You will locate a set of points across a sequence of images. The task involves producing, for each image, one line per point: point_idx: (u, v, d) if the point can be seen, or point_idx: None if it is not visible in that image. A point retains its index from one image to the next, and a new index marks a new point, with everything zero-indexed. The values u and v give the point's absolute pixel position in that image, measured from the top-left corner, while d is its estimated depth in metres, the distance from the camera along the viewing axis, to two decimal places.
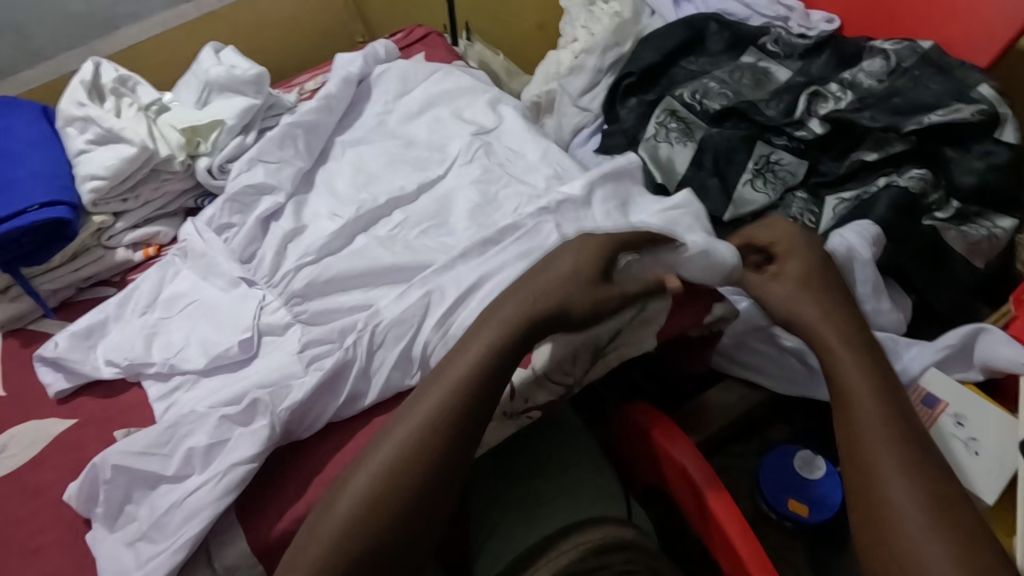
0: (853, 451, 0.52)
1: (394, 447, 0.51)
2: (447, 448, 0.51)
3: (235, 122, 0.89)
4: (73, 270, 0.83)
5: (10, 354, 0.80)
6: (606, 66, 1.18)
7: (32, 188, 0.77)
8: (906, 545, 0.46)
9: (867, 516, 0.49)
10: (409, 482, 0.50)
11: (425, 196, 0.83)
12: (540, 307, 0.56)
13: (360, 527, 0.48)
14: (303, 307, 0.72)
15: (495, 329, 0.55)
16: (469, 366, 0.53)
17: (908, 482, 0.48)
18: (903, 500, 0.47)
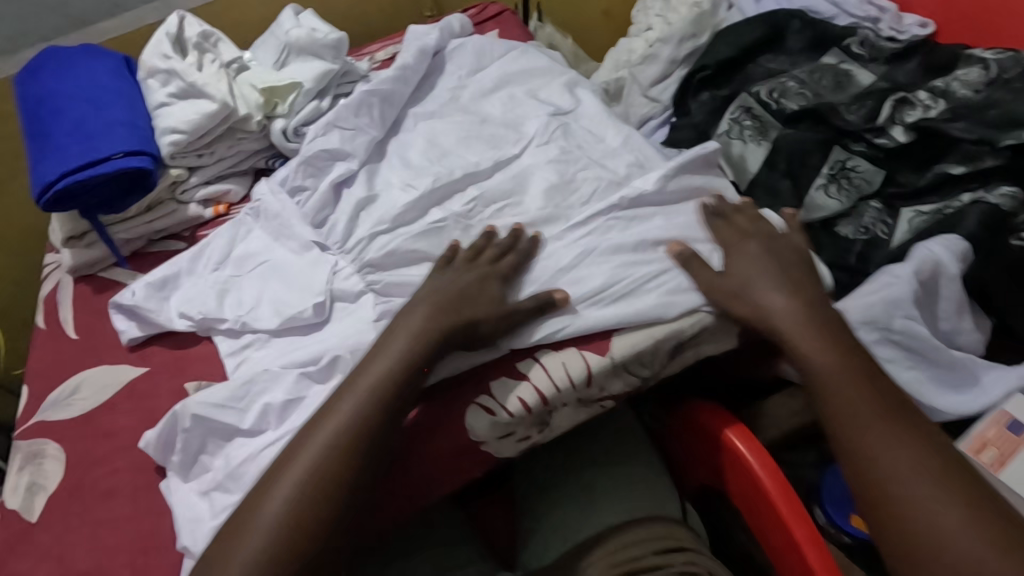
0: (850, 455, 0.54)
1: (337, 419, 0.55)
2: (372, 419, 0.55)
3: (312, 86, 0.89)
4: (147, 221, 0.84)
5: (83, 300, 0.82)
6: (680, 58, 1.15)
7: (115, 136, 0.78)
8: (882, 476, 0.51)
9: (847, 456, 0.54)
10: (350, 457, 0.53)
11: (500, 173, 0.81)
12: (453, 316, 0.60)
13: (319, 489, 0.52)
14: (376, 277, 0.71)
15: (423, 311, 0.60)
16: (397, 346, 0.58)
17: (914, 475, 0.50)
18: (877, 437, 0.53)
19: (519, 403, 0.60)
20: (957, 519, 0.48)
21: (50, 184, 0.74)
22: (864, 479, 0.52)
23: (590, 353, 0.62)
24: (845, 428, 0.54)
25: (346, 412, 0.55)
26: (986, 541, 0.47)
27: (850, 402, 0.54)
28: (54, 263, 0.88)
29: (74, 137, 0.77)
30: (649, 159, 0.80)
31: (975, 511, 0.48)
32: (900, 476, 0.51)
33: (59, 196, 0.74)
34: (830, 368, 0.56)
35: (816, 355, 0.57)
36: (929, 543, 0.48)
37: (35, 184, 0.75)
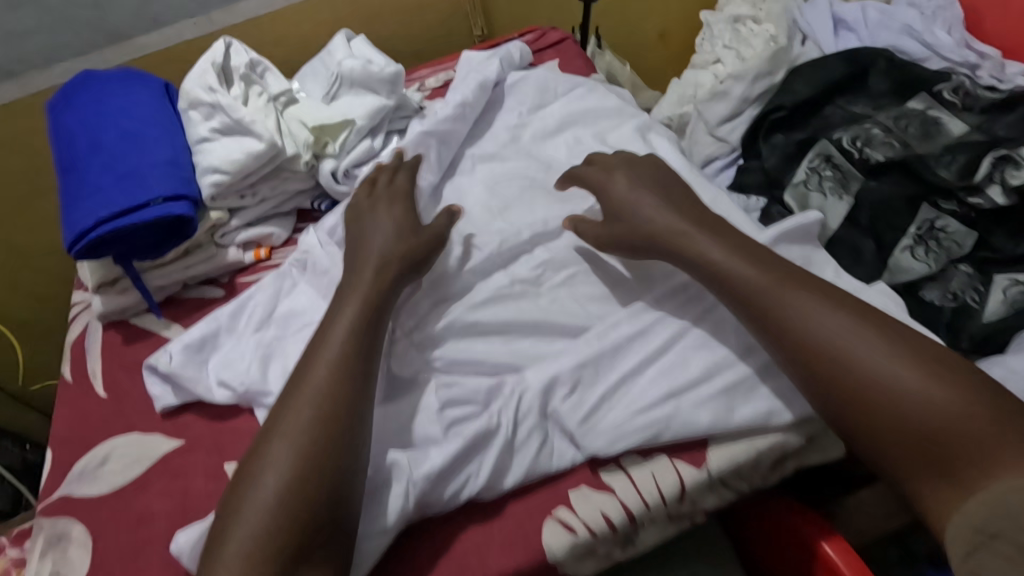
0: (810, 357, 0.52)
1: (327, 362, 0.56)
2: (350, 369, 0.56)
3: (365, 123, 0.82)
4: (184, 267, 0.77)
5: (113, 351, 0.76)
6: (753, 96, 1.07)
7: (155, 178, 0.71)
8: (856, 380, 0.50)
9: (812, 371, 0.52)
10: (335, 406, 0.53)
11: (571, 233, 0.74)
12: (391, 255, 0.65)
13: (311, 434, 0.51)
14: (438, 354, 0.64)
15: (365, 271, 0.65)
16: (351, 315, 0.60)
17: (862, 348, 0.50)
18: (846, 343, 0.51)
19: (605, 519, 0.53)
20: (931, 389, 0.47)
21: (84, 231, 0.67)
22: (838, 389, 0.50)
23: (684, 464, 0.55)
24: (804, 340, 0.53)
25: (327, 361, 0.56)
26: (959, 393, 0.47)
27: (774, 296, 0.55)
28: (81, 306, 0.82)
29: (111, 178, 0.71)
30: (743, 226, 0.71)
31: (953, 385, 0.47)
32: (874, 375, 0.49)
33: (94, 245, 0.68)
34: (725, 256, 0.58)
35: (754, 275, 0.56)
36: (918, 425, 0.47)
37: (67, 231, 0.68)
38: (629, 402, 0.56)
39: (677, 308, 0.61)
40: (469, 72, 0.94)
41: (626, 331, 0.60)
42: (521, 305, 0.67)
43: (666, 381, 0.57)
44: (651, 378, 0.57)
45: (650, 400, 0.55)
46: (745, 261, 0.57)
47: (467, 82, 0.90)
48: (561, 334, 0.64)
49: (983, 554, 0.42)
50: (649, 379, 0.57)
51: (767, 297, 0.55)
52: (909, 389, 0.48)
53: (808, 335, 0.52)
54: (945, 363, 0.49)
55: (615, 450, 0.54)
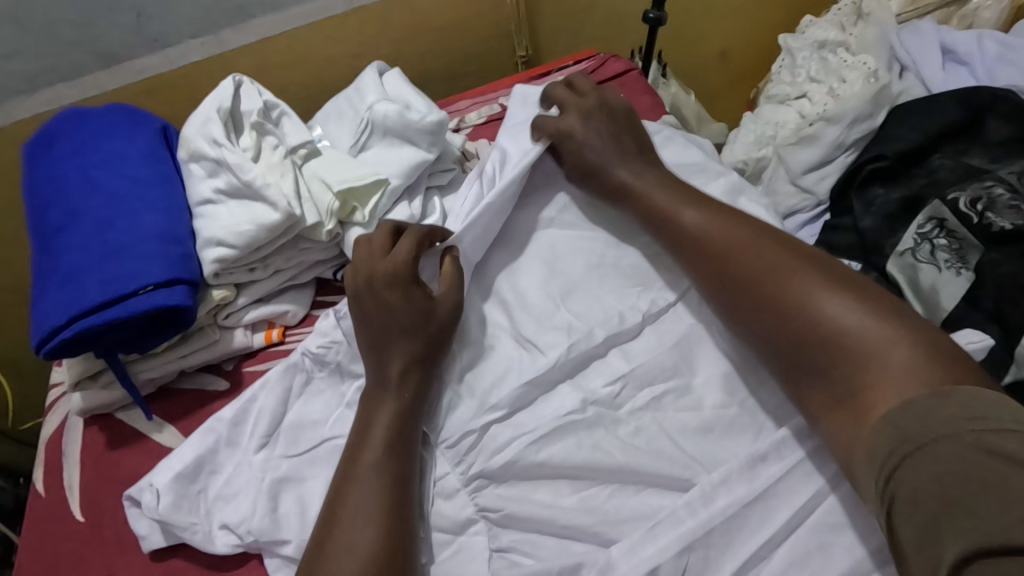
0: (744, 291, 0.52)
1: (379, 448, 0.50)
2: (399, 453, 0.50)
3: (400, 183, 0.68)
4: (180, 357, 0.64)
5: (92, 459, 0.63)
6: (848, 143, 0.91)
7: (146, 258, 0.58)
8: (791, 305, 0.49)
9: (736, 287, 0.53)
10: (392, 504, 0.47)
11: (653, 334, 0.60)
12: (416, 353, 0.54)
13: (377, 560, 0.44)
14: (494, 504, 0.51)
15: (399, 359, 0.54)
16: (391, 413, 0.52)
17: (794, 277, 0.50)
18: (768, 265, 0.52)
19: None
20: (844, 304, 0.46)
21: (57, 328, 0.55)
22: (750, 297, 0.52)
23: None
24: (726, 261, 0.54)
25: (377, 446, 0.50)
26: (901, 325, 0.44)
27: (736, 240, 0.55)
28: (59, 392, 0.69)
29: (93, 257, 0.58)
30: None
31: (860, 297, 0.46)
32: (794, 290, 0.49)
33: (69, 343, 0.56)
34: (697, 219, 0.58)
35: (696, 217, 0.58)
36: (840, 347, 0.45)
37: (37, 324, 0.57)
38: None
39: (805, 468, 0.49)
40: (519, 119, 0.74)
41: (740, 496, 0.48)
42: (593, 444, 0.52)
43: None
44: (781, 575, 0.45)
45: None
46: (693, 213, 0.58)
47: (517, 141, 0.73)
48: (648, 490, 0.51)
49: (908, 466, 0.36)
50: (773, 573, 0.45)
51: (714, 239, 0.56)
52: (833, 314, 0.46)
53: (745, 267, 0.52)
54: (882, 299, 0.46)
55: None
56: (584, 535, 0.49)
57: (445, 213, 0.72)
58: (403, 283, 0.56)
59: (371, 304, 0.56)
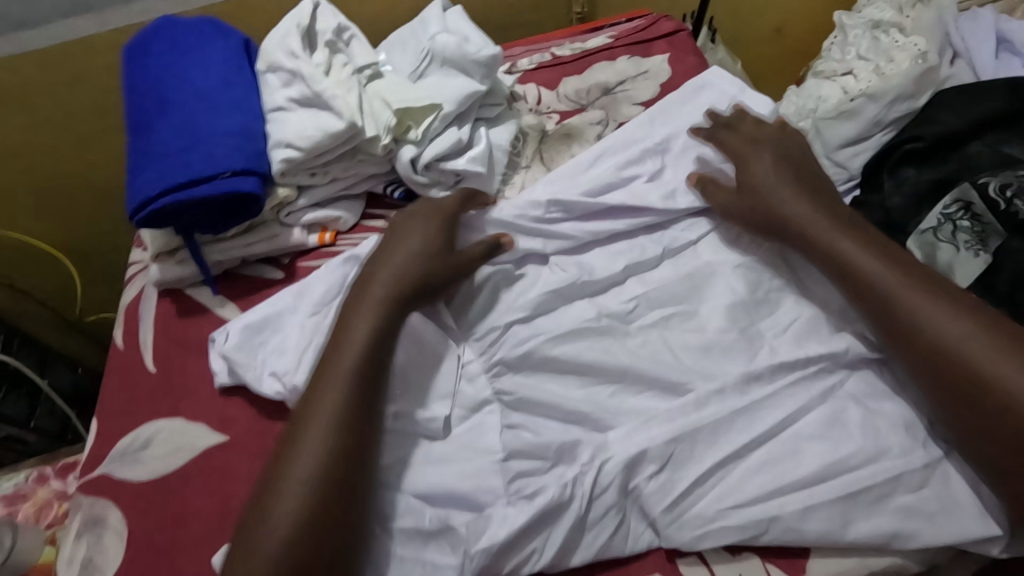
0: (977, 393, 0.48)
1: (353, 353, 0.54)
2: (371, 364, 0.53)
3: (452, 108, 0.73)
4: (245, 245, 0.72)
5: (165, 323, 0.72)
6: (888, 120, 0.93)
7: (226, 149, 0.66)
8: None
9: (942, 375, 0.50)
10: (356, 409, 0.51)
11: (670, 265, 0.66)
12: (410, 281, 0.59)
13: (337, 454, 0.49)
14: (510, 386, 0.58)
15: (351, 357, 0.53)
16: (364, 327, 0.55)
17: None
18: (977, 352, 0.49)
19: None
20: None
21: (149, 199, 0.64)
22: (961, 392, 0.49)
23: (779, 569, 0.50)
24: (923, 333, 0.51)
25: (345, 354, 0.54)
26: None
27: (966, 336, 0.50)
28: (138, 267, 0.79)
29: (182, 143, 0.66)
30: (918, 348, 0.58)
31: None
32: (1005, 382, 0.47)
33: (157, 214, 0.64)
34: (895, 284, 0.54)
35: (893, 284, 0.54)
36: None
37: (132, 196, 0.65)
38: (727, 492, 0.51)
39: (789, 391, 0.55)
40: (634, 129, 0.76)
41: (729, 407, 0.54)
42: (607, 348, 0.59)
43: (772, 475, 0.51)
44: (756, 472, 0.51)
45: (756, 500, 0.50)
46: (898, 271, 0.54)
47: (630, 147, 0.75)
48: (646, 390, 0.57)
49: None
50: (747, 467, 0.52)
51: (950, 334, 0.50)
52: None
53: (982, 362, 0.48)
54: None
55: (706, 544, 0.50)
56: (584, 422, 0.56)
57: (490, 141, 0.77)
58: (446, 228, 0.64)
59: (350, 303, 0.58)
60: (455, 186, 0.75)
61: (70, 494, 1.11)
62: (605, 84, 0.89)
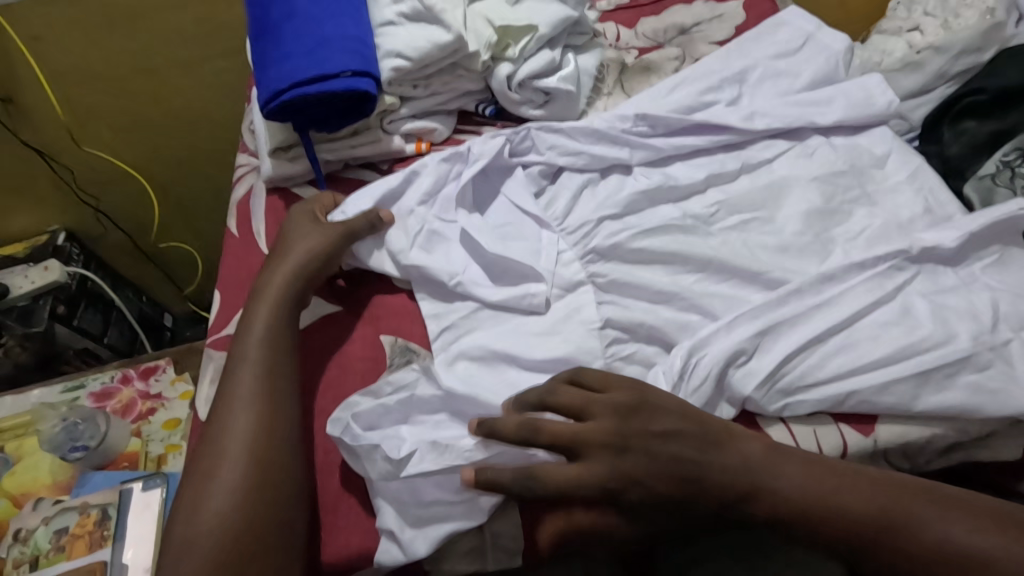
0: (878, 511, 0.47)
1: (259, 351, 0.58)
2: (270, 375, 0.56)
3: (547, 31, 0.79)
4: (351, 146, 0.79)
5: (275, 214, 0.79)
6: (952, 74, 0.96)
7: (344, 51, 0.72)
8: (915, 534, 0.46)
9: (844, 507, 0.47)
10: (266, 435, 0.53)
11: (748, 179, 0.71)
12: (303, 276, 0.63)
13: (251, 475, 0.51)
14: (602, 269, 0.64)
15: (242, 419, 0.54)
16: (259, 338, 0.58)
17: (908, 499, 0.48)
18: (864, 481, 0.48)
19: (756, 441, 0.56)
20: (937, 514, 0.47)
21: (279, 93, 0.71)
22: (861, 523, 0.47)
23: (850, 431, 0.55)
24: (809, 481, 0.48)
25: (250, 374, 0.56)
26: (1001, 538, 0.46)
27: (850, 476, 0.49)
28: (246, 169, 0.86)
29: (307, 44, 0.73)
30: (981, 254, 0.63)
31: (946, 503, 0.48)
32: (889, 507, 0.47)
33: (284, 107, 0.71)
34: (779, 471, 0.49)
35: (778, 466, 0.49)
36: (966, 566, 0.45)
37: (262, 90, 0.72)
38: (808, 366, 0.56)
39: (865, 283, 0.59)
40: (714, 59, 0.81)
41: (807, 295, 0.59)
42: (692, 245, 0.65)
43: (849, 352, 0.56)
44: (832, 349, 0.57)
45: (834, 372, 0.55)
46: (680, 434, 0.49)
47: (712, 73, 0.80)
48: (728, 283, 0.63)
49: None
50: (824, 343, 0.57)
51: (835, 485, 0.48)
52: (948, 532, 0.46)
53: (868, 489, 0.48)
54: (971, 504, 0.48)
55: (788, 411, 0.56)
56: (670, 302, 0.62)
57: (577, 65, 0.83)
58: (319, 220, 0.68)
59: (238, 345, 0.59)
60: (544, 104, 0.82)
61: (152, 394, 1.20)
62: (682, 25, 0.94)
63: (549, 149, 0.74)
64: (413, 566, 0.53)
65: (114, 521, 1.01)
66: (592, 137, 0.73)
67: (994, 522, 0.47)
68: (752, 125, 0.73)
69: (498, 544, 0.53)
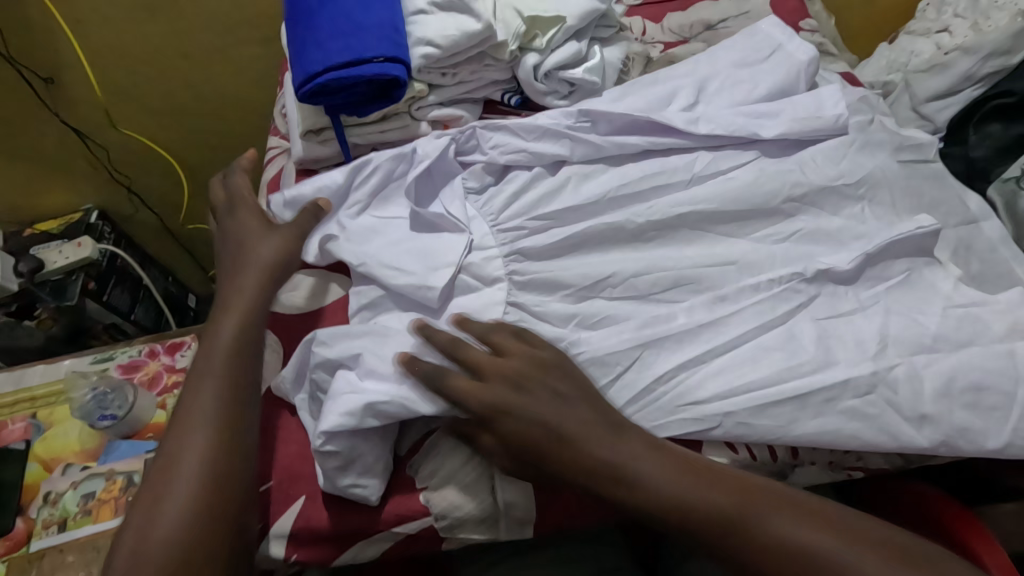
0: (739, 520, 0.49)
1: (229, 348, 0.61)
2: (237, 373, 0.60)
3: (575, 23, 0.80)
4: (380, 131, 0.82)
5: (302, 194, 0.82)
6: (981, 75, 0.96)
7: (377, 38, 0.74)
8: (782, 544, 0.48)
9: (714, 517, 0.50)
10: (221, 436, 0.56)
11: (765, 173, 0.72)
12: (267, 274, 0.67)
13: (204, 478, 0.54)
14: (520, 269, 0.67)
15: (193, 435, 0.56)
16: (227, 331, 0.62)
17: (781, 512, 0.49)
18: (744, 487, 0.51)
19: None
20: (812, 530, 0.49)
21: (312, 76, 0.73)
22: (731, 529, 0.49)
23: None
24: (680, 490, 0.50)
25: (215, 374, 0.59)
26: (859, 548, 0.48)
27: (717, 476, 0.51)
28: (277, 152, 0.90)
29: (343, 30, 0.75)
30: (992, 254, 0.64)
31: (813, 514, 0.50)
32: (765, 519, 0.49)
33: (317, 90, 0.74)
34: (651, 471, 0.51)
35: (649, 465, 0.51)
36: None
37: (298, 72, 0.74)
38: (690, 390, 0.56)
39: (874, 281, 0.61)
40: (739, 56, 0.82)
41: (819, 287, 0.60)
42: (623, 251, 0.68)
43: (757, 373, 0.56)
44: None
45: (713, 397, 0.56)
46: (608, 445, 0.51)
47: (735, 69, 0.81)
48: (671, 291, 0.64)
49: None
50: (750, 355, 0.57)
51: (702, 494, 0.50)
52: (816, 541, 0.48)
53: (745, 499, 0.50)
54: (831, 512, 0.50)
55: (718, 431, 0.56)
56: (601, 291, 0.64)
57: (603, 58, 0.84)
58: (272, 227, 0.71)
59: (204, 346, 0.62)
60: (568, 96, 0.83)
61: (177, 368, 1.23)
62: (708, 21, 0.95)
63: (492, 149, 0.77)
64: (430, 530, 0.55)
65: None
66: (536, 133, 0.76)
67: (862, 539, 0.48)
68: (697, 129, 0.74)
69: (511, 513, 0.55)
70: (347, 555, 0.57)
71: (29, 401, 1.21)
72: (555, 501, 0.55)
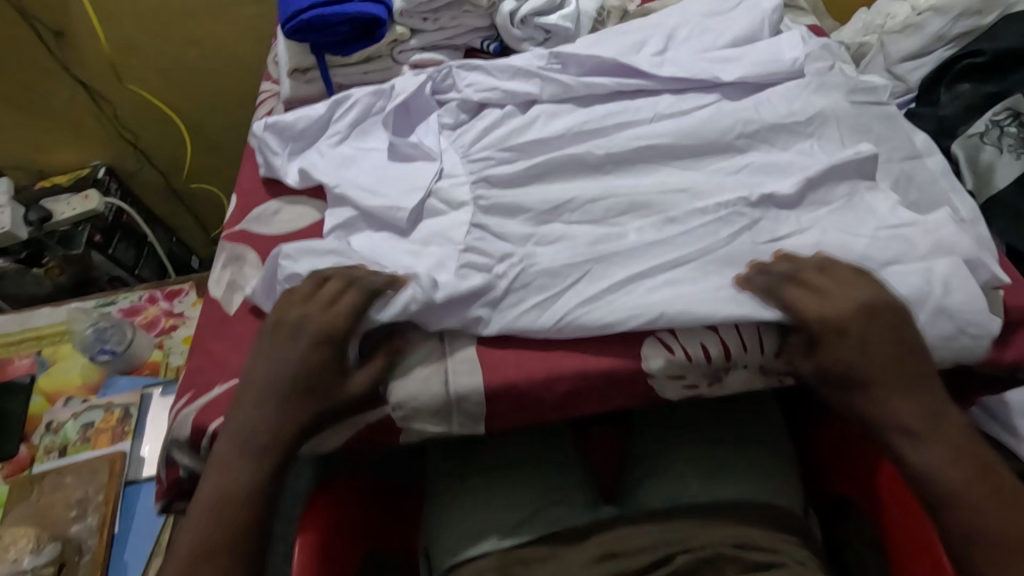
0: (907, 430, 0.52)
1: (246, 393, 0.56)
2: (251, 421, 0.55)
3: None
4: (363, 73, 0.86)
5: None
6: (951, 36, 0.99)
7: None
8: (924, 464, 0.52)
9: (891, 428, 0.53)
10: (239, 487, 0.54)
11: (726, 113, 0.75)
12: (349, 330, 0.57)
13: (218, 527, 0.53)
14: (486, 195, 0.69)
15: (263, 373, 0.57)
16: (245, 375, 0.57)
17: (936, 434, 0.52)
18: (931, 407, 0.52)
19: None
20: (963, 466, 0.51)
21: (297, 14, 0.78)
22: (902, 437, 0.52)
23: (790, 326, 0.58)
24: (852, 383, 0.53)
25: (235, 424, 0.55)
26: (974, 480, 0.51)
27: (934, 411, 0.52)
28: (268, 95, 0.94)
29: None
30: (929, 189, 0.69)
31: (963, 444, 0.52)
32: (933, 444, 0.52)
33: (301, 27, 0.78)
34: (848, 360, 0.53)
35: (880, 376, 0.52)
36: (957, 504, 0.50)
37: (284, 9, 0.79)
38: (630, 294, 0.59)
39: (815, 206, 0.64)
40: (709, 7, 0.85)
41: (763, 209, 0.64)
42: (586, 181, 0.71)
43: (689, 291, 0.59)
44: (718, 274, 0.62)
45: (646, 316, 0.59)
46: (842, 356, 0.53)
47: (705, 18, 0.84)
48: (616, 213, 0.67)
49: None
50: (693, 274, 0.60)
51: (902, 407, 0.52)
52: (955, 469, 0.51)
53: (918, 412, 0.52)
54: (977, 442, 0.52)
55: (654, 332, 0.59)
56: (561, 215, 0.67)
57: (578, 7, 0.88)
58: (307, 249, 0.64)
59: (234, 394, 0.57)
60: (544, 43, 0.87)
61: (175, 312, 1.28)
62: None
63: (467, 86, 0.80)
64: (387, 419, 0.60)
65: (135, 418, 1.12)
66: (509, 73, 0.80)
67: (987, 476, 0.51)
68: (661, 71, 0.77)
69: (463, 406, 0.59)
70: (311, 443, 0.61)
71: (35, 340, 1.27)
72: (502, 394, 0.59)
